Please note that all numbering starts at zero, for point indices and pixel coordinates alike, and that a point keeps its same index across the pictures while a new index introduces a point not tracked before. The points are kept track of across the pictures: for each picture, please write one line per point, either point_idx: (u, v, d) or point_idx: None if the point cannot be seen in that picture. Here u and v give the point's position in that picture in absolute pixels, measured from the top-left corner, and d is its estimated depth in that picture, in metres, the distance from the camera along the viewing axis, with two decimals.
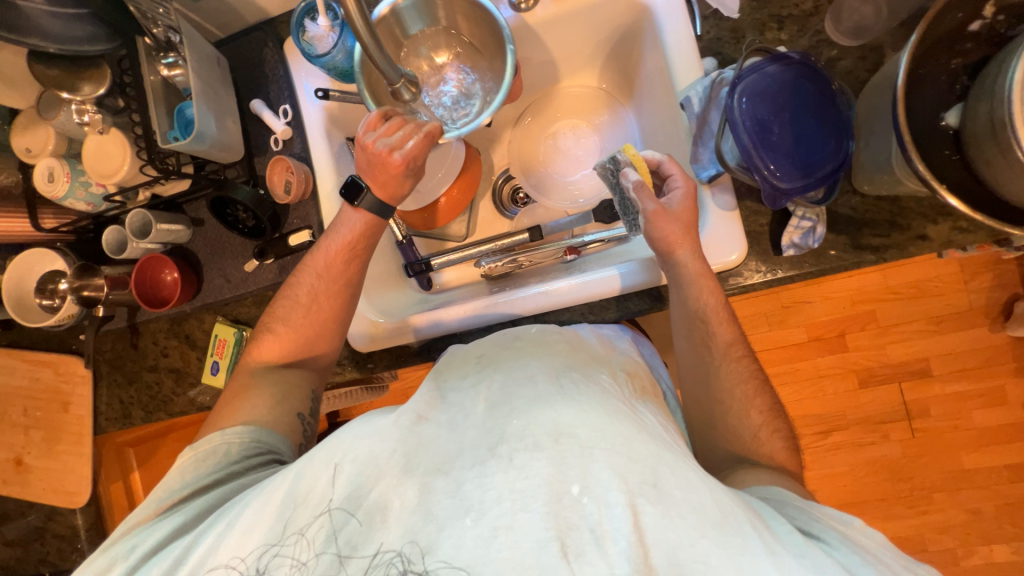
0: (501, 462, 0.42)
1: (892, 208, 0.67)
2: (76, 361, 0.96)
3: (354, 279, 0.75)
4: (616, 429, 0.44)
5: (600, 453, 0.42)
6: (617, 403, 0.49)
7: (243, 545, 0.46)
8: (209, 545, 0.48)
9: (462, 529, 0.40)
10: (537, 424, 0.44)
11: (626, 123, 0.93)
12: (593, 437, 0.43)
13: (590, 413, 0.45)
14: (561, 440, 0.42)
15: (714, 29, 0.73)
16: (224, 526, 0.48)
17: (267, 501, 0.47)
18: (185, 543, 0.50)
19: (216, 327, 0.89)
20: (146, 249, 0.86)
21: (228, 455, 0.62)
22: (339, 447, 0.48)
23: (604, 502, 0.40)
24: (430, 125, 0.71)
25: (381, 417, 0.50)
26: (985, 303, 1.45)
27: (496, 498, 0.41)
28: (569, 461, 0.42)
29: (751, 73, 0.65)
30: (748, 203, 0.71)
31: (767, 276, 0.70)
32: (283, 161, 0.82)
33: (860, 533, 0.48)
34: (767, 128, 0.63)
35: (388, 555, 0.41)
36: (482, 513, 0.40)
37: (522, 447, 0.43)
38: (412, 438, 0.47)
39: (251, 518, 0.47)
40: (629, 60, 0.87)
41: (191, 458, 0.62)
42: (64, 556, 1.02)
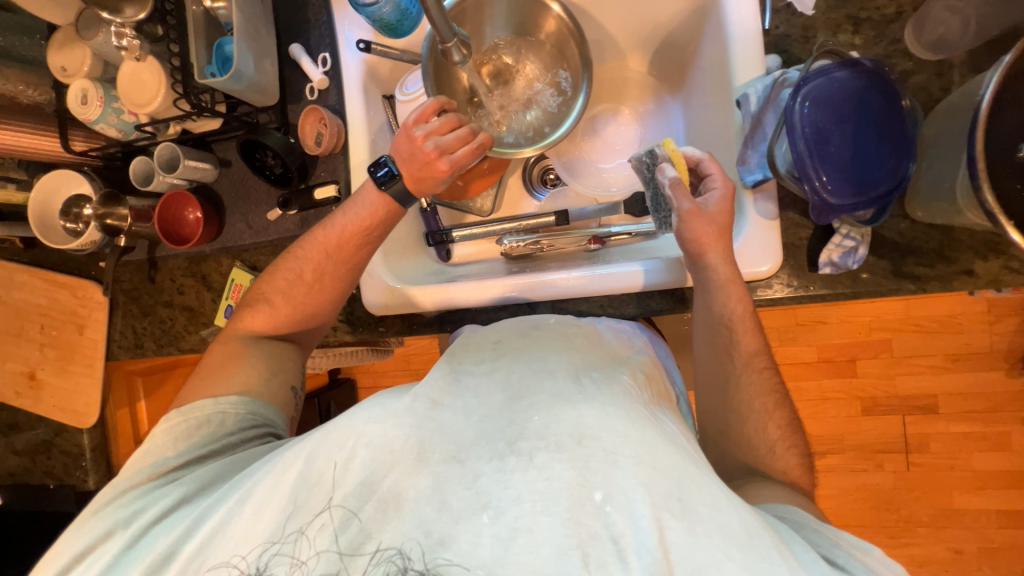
0: (521, 460, 0.42)
1: (942, 238, 0.64)
2: (94, 287, 0.97)
3: (360, 266, 0.75)
4: (641, 435, 0.43)
5: (623, 459, 0.41)
6: (640, 407, 0.48)
7: (254, 523, 0.46)
8: (221, 517, 0.48)
9: (480, 526, 0.40)
10: (558, 423, 0.44)
11: (672, 115, 0.90)
12: (615, 442, 0.42)
13: (613, 417, 0.44)
14: (583, 442, 0.42)
15: (784, 25, 0.68)
16: (234, 502, 0.48)
17: (280, 474, 0.47)
18: (195, 515, 0.51)
19: (233, 272, 0.89)
20: (172, 185, 0.85)
21: (224, 425, 0.63)
22: (350, 431, 0.47)
23: (628, 512, 0.40)
24: (482, 136, 0.71)
25: (395, 398, 0.50)
26: (1008, 348, 1.41)
27: (516, 497, 0.41)
28: (591, 466, 0.41)
29: (817, 76, 0.61)
30: (790, 215, 0.68)
31: (797, 292, 0.68)
32: (317, 111, 0.81)
33: (879, 561, 0.48)
34: (825, 137, 0.60)
35: (388, 552, 0.41)
36: (500, 512, 0.40)
37: (542, 447, 0.43)
38: (428, 423, 0.46)
39: (264, 492, 0.47)
40: (685, 49, 0.83)
41: (184, 425, 0.61)
42: (69, 471, 1.06)
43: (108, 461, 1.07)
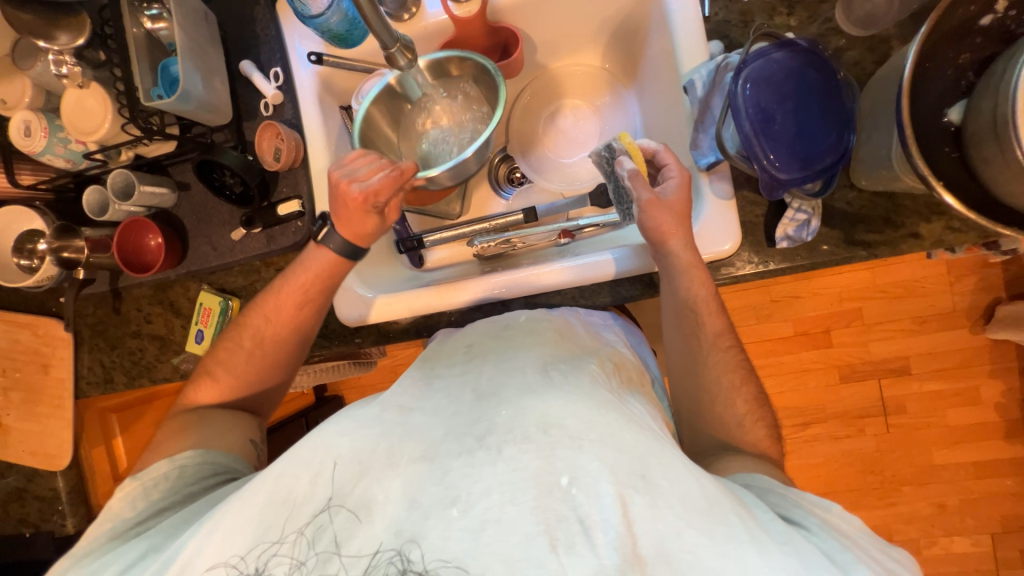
0: (489, 454, 0.42)
1: (888, 204, 0.67)
2: (56, 324, 0.94)
3: (308, 322, 0.74)
4: (604, 419, 0.44)
5: (588, 443, 0.42)
6: (605, 393, 0.49)
7: (224, 546, 0.45)
8: (188, 552, 0.46)
9: (449, 521, 0.40)
10: (525, 415, 0.44)
11: (628, 106, 0.91)
12: (580, 428, 0.43)
13: (578, 404, 0.45)
14: (550, 431, 0.43)
15: (723, 11, 0.70)
16: (204, 531, 0.46)
17: (249, 496, 0.46)
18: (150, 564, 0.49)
19: (201, 296, 0.88)
20: (129, 212, 0.83)
21: (182, 478, 0.62)
22: (321, 446, 0.47)
23: (593, 493, 0.40)
24: (403, 164, 0.69)
25: (366, 408, 0.50)
26: (968, 306, 1.48)
27: (485, 490, 0.41)
28: (557, 453, 0.42)
29: (757, 58, 0.63)
30: (745, 193, 0.71)
31: (759, 268, 0.70)
32: (273, 127, 0.80)
33: (838, 517, 0.49)
34: (769, 116, 0.62)
35: (387, 553, 0.40)
36: (469, 505, 0.40)
37: (510, 439, 0.43)
38: (396, 428, 0.47)
39: (236, 516, 0.46)
40: (635, 41, 0.84)
41: (137, 487, 0.60)
42: (45, 517, 1.01)
43: (86, 503, 1.04)
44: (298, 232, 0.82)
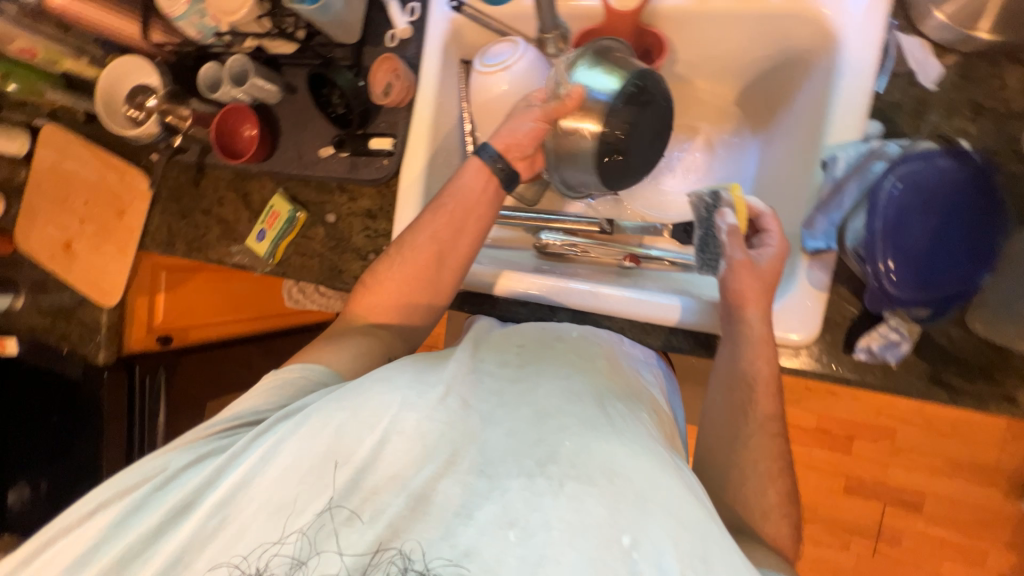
0: (551, 484, 0.42)
1: (993, 357, 0.61)
2: (141, 176, 0.99)
3: (443, 250, 0.72)
4: (671, 484, 0.43)
5: (651, 505, 0.41)
6: (664, 450, 0.47)
7: (281, 484, 0.47)
8: (244, 472, 0.49)
9: (506, 544, 0.41)
10: (592, 456, 0.44)
11: (747, 153, 0.85)
12: (647, 486, 0.42)
13: (645, 460, 0.44)
14: (616, 481, 0.42)
15: (897, 92, 0.63)
16: (257, 459, 0.49)
17: (306, 442, 0.48)
18: (220, 464, 0.51)
19: (274, 199, 0.90)
20: (235, 97, 0.86)
21: (305, 386, 0.61)
22: (383, 411, 0.48)
23: (653, 563, 0.39)
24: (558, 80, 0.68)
25: (427, 384, 0.50)
26: (1013, 470, 1.36)
27: (544, 523, 0.41)
28: (622, 506, 0.41)
29: (918, 159, 0.57)
30: (841, 290, 0.65)
31: (825, 369, 0.66)
32: (392, 60, 0.79)
33: None
34: (904, 223, 0.56)
35: (389, 553, 0.43)
36: (528, 533, 0.41)
37: (574, 476, 0.42)
38: (458, 423, 0.47)
39: (290, 454, 0.48)
40: (781, 90, 0.77)
41: (273, 380, 0.61)
42: (82, 342, 1.11)
43: (120, 342, 1.12)
44: (381, 169, 0.83)
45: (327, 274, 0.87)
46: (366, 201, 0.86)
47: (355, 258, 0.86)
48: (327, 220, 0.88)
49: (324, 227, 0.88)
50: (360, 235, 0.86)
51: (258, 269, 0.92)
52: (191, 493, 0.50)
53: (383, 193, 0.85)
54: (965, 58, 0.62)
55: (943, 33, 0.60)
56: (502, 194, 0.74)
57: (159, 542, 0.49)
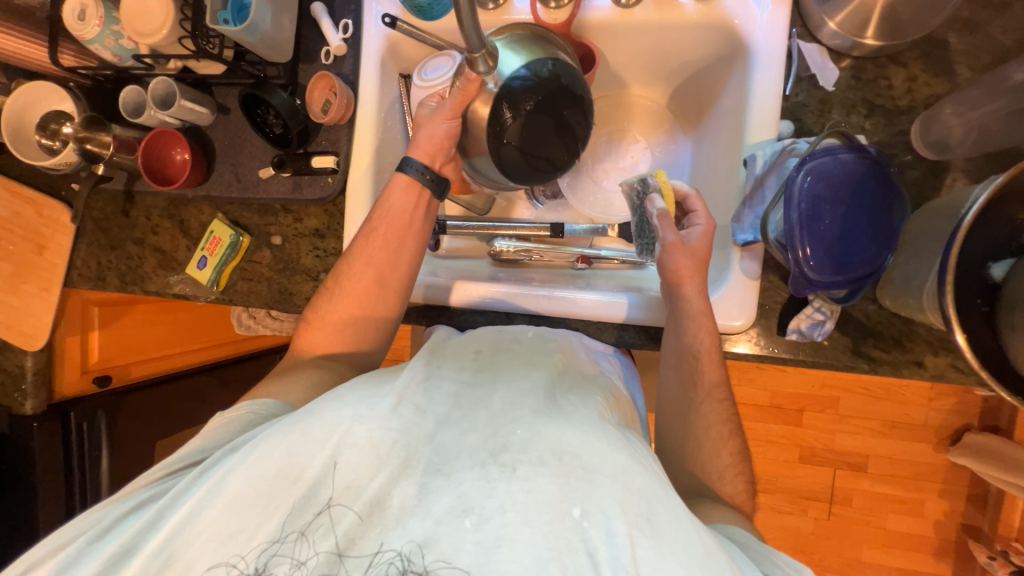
0: (504, 471, 0.43)
1: (902, 327, 0.67)
2: (61, 209, 0.92)
3: (382, 270, 0.72)
4: (619, 458, 0.45)
5: (600, 478, 0.43)
6: (613, 428, 0.49)
7: (227, 516, 0.45)
8: (188, 508, 0.46)
9: (463, 534, 0.41)
10: (543, 439, 0.45)
11: (680, 153, 0.90)
12: (595, 460, 0.44)
13: (593, 438, 0.46)
14: (564, 459, 0.43)
15: (804, 94, 0.69)
16: (203, 492, 0.47)
17: (255, 465, 0.47)
18: (161, 506, 0.48)
19: (213, 224, 0.86)
20: (162, 121, 0.81)
21: (254, 421, 0.59)
22: (334, 427, 0.47)
23: (605, 529, 0.40)
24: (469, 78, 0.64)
25: (381, 395, 0.50)
26: (939, 424, 1.51)
27: (498, 507, 0.41)
28: (573, 484, 0.42)
29: (824, 154, 0.62)
30: (770, 277, 0.71)
31: (762, 351, 0.71)
32: (328, 78, 0.78)
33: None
34: (818, 213, 0.62)
35: (390, 554, 0.41)
36: (482, 519, 0.41)
37: (526, 460, 0.44)
38: (412, 428, 0.47)
39: (238, 482, 0.46)
40: (705, 94, 0.82)
41: (218, 425, 0.59)
42: (6, 392, 1.02)
43: (49, 388, 1.04)
44: (326, 188, 0.81)
45: (277, 298, 0.85)
46: (312, 221, 0.84)
47: (305, 279, 0.84)
48: (273, 242, 0.85)
49: (270, 250, 0.85)
50: (309, 256, 0.84)
51: (202, 298, 0.88)
52: (131, 538, 0.47)
53: (329, 211, 0.84)
54: (858, 62, 0.68)
55: (837, 39, 0.67)
56: (437, 200, 0.75)
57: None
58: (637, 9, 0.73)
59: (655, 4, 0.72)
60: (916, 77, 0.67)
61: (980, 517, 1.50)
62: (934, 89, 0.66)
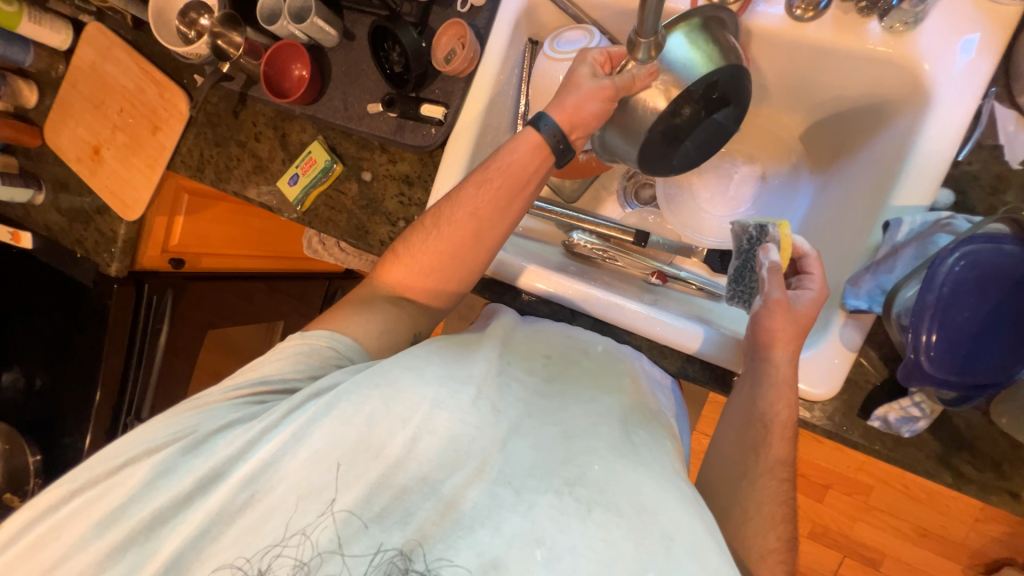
0: (579, 508, 0.43)
1: (1007, 450, 0.60)
2: (180, 96, 0.96)
3: (483, 225, 0.66)
4: (698, 529, 0.43)
5: (677, 547, 0.42)
6: (686, 487, 0.47)
7: (310, 468, 0.47)
8: (272, 448, 0.48)
9: (534, 565, 0.41)
10: (621, 485, 0.44)
11: (799, 192, 0.82)
12: (671, 524, 0.43)
13: (670, 497, 0.44)
14: (642, 515, 0.43)
15: (977, 164, 0.61)
16: (287, 435, 0.48)
17: (340, 426, 0.48)
18: (249, 436, 0.50)
19: (312, 145, 0.88)
20: (291, 33, 0.82)
21: (330, 359, 0.59)
22: (416, 407, 0.48)
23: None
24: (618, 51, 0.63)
25: (463, 384, 0.49)
26: (978, 549, 1.38)
27: (571, 548, 0.41)
28: (648, 543, 0.42)
29: (985, 241, 0.54)
30: (869, 353, 0.64)
31: (834, 429, 0.65)
32: (460, 27, 0.76)
33: None
34: (956, 303, 0.55)
35: (388, 553, 0.44)
36: (553, 555, 0.41)
37: (603, 505, 0.43)
38: (489, 428, 0.47)
39: (323, 438, 0.48)
40: (852, 137, 0.74)
41: (296, 348, 0.59)
42: (97, 251, 1.10)
43: (133, 256, 1.12)
44: (427, 138, 0.80)
45: (353, 232, 0.86)
46: (405, 167, 0.84)
47: (384, 222, 0.84)
48: (363, 177, 0.86)
49: (358, 184, 0.86)
50: (393, 200, 0.84)
51: (285, 213, 0.90)
52: (222, 462, 0.49)
53: (423, 161, 0.83)
54: None
55: None
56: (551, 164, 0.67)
57: (188, 509, 0.49)
58: (812, 26, 0.64)
59: (835, 25, 0.64)
60: None
61: None
62: None
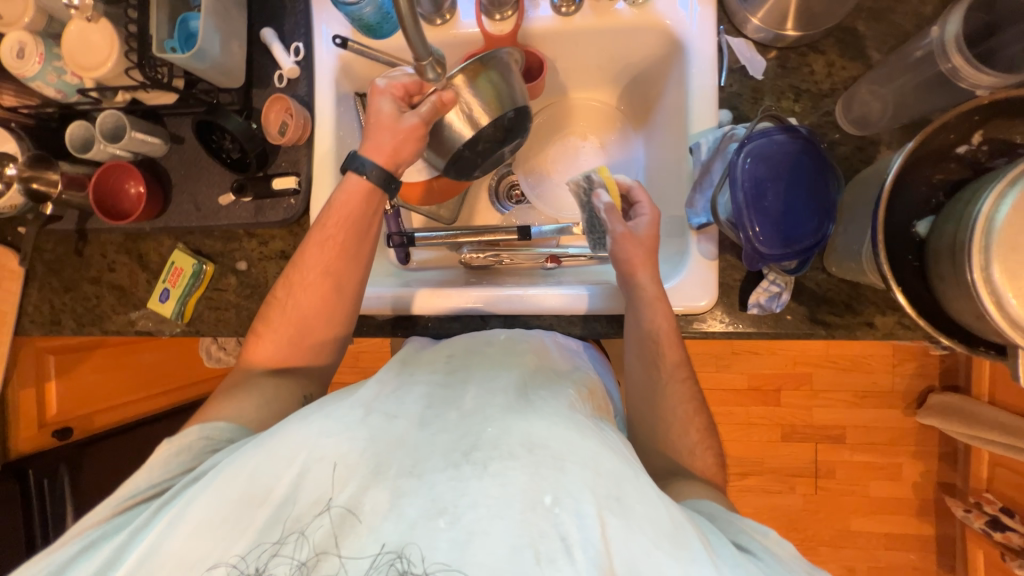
0: (475, 469, 0.45)
1: (852, 292, 0.72)
2: (8, 254, 0.88)
3: (332, 271, 0.70)
4: (587, 445, 0.47)
5: (569, 465, 0.45)
6: (583, 418, 0.51)
7: (192, 544, 0.46)
8: (151, 539, 0.47)
9: (437, 532, 0.42)
10: (512, 433, 0.46)
11: (635, 148, 0.94)
12: (564, 448, 0.46)
13: (560, 427, 0.48)
14: (534, 451, 0.45)
15: (737, 84, 0.75)
16: (166, 521, 0.48)
17: (220, 490, 0.48)
18: (118, 544, 0.49)
19: (174, 254, 0.84)
20: (113, 155, 0.80)
21: (208, 450, 0.59)
22: (299, 446, 0.48)
23: (575, 513, 0.42)
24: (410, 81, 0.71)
25: (350, 410, 0.51)
26: (905, 389, 1.59)
27: (472, 503, 0.43)
28: (542, 472, 0.44)
29: (760, 137, 0.67)
30: (727, 256, 0.75)
31: (728, 328, 0.74)
32: (283, 100, 0.79)
33: (774, 543, 0.53)
34: (762, 191, 0.66)
35: (389, 555, 0.42)
36: (456, 517, 0.43)
37: (496, 456, 0.45)
38: (381, 436, 0.48)
39: (204, 508, 0.47)
40: (651, 91, 0.87)
41: (166, 451, 0.57)
42: None
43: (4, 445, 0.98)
44: (290, 209, 0.81)
45: (246, 323, 0.83)
46: (279, 243, 0.84)
47: None
48: (239, 267, 0.84)
49: (236, 276, 0.84)
50: (277, 278, 0.83)
51: (166, 331, 0.85)
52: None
53: (294, 231, 0.83)
54: (782, 52, 0.74)
55: (761, 33, 0.72)
56: (384, 197, 0.72)
57: None
58: (577, 17, 0.77)
59: (593, 11, 0.76)
60: (834, 62, 0.73)
61: (953, 474, 1.58)
62: (851, 71, 0.72)
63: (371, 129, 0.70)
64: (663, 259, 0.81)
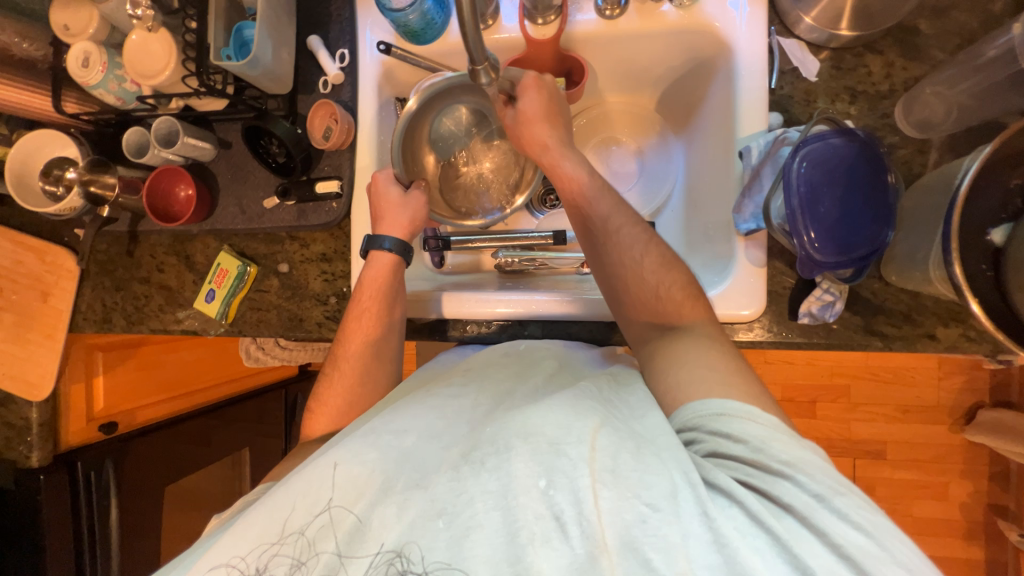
0: (474, 466, 0.51)
1: (911, 302, 0.69)
2: (66, 254, 0.92)
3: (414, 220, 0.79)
4: (580, 423, 0.51)
5: (565, 446, 0.50)
6: (589, 402, 0.55)
7: (233, 550, 0.52)
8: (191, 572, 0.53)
9: (437, 532, 0.48)
10: (510, 428, 0.52)
11: (674, 153, 0.92)
12: (560, 434, 0.50)
13: (556, 413, 0.53)
14: (530, 439, 0.51)
15: (789, 86, 0.73)
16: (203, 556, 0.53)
17: (245, 526, 0.54)
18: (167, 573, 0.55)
19: (220, 257, 0.87)
20: (166, 159, 0.83)
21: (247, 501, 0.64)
22: (319, 471, 0.54)
23: (570, 491, 0.47)
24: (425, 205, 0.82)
25: (359, 437, 0.57)
26: (952, 404, 1.50)
27: (468, 501, 0.49)
28: (540, 457, 0.50)
29: (815, 140, 0.65)
30: (776, 264, 0.73)
31: (776, 337, 0.72)
32: (329, 106, 0.80)
33: (754, 420, 0.50)
34: (817, 197, 0.63)
35: (389, 554, 0.49)
36: (454, 517, 0.49)
37: (492, 452, 0.51)
38: (388, 453, 0.54)
39: (232, 545, 0.53)
40: (693, 94, 0.84)
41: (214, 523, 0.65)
42: (10, 445, 0.99)
43: (54, 438, 1.02)
44: (331, 213, 0.82)
45: (288, 325, 0.85)
46: (320, 245, 0.85)
47: (315, 303, 0.85)
48: (281, 269, 0.86)
49: (277, 278, 0.86)
50: (317, 280, 0.85)
51: (211, 332, 0.88)
52: None
53: (336, 234, 0.85)
54: (835, 53, 0.72)
55: (814, 34, 0.70)
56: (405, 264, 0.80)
57: None
58: (621, 20, 0.76)
59: (638, 13, 0.75)
60: (893, 63, 0.70)
61: (1006, 496, 1.48)
62: (912, 72, 0.69)
63: (381, 212, 0.78)
64: (707, 265, 0.79)
